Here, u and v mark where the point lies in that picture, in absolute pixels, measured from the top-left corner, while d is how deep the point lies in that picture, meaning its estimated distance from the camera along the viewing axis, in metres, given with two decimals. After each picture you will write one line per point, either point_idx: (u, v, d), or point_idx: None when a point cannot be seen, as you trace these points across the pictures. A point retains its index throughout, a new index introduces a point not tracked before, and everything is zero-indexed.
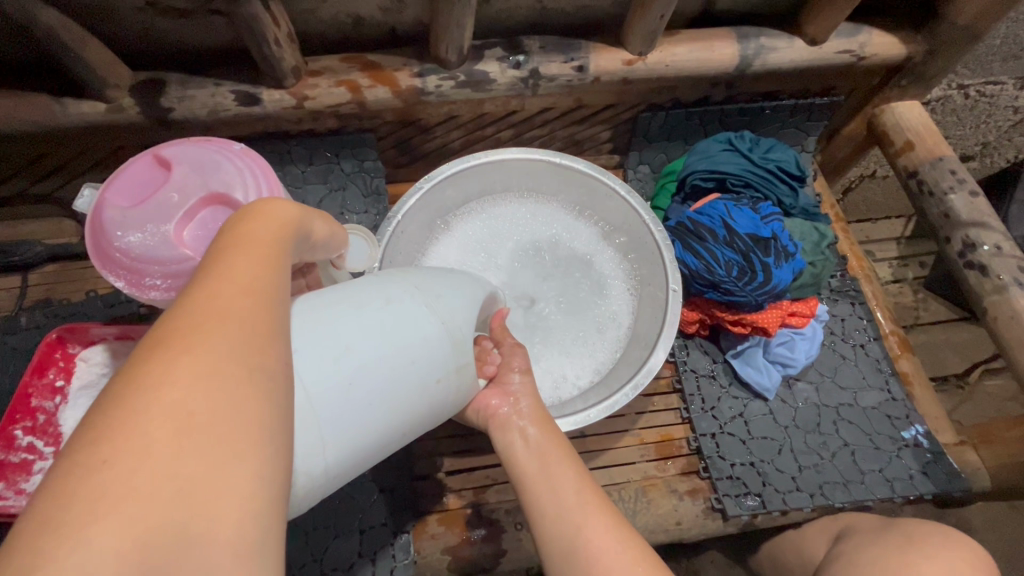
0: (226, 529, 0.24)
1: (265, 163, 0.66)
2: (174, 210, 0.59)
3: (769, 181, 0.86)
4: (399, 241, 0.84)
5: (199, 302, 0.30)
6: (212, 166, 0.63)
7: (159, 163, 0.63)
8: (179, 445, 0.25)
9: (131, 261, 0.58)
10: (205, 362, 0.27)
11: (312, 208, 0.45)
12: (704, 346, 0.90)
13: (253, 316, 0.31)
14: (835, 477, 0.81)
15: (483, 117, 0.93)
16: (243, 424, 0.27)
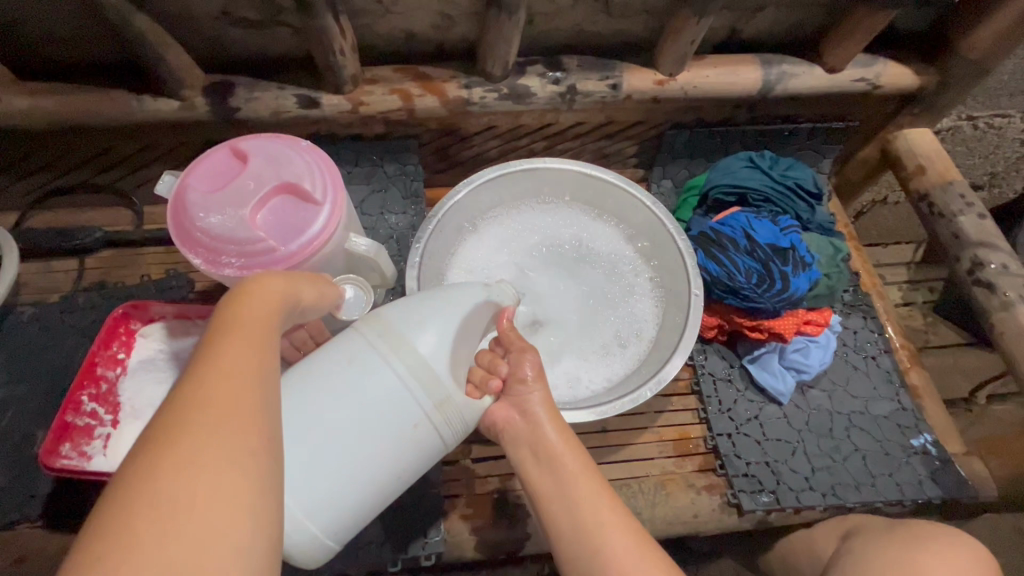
0: None
1: (328, 159, 0.72)
2: (251, 196, 0.66)
3: (788, 197, 0.92)
4: (439, 236, 0.90)
5: (199, 386, 0.35)
6: (283, 158, 0.69)
7: (236, 154, 0.69)
8: (173, 526, 0.30)
9: (211, 240, 0.64)
10: (193, 449, 0.32)
11: (298, 276, 0.50)
12: (722, 352, 0.95)
13: (241, 395, 0.36)
14: (846, 479, 0.85)
15: (519, 129, 1.00)
16: (237, 485, 0.32)
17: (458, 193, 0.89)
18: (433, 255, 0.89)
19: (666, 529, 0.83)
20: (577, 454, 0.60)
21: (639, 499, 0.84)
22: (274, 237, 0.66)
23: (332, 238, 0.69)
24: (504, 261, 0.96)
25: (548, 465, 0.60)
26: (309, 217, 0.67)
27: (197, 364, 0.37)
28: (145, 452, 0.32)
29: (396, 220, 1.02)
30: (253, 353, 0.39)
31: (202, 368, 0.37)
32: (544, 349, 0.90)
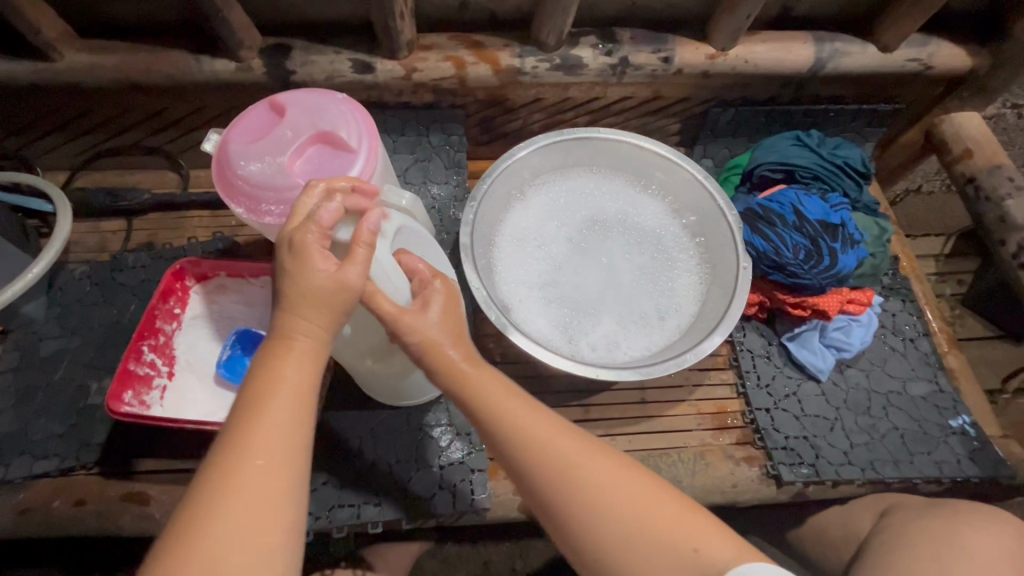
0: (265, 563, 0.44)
1: (365, 111, 0.72)
2: (289, 145, 0.66)
3: (836, 175, 0.91)
4: (489, 201, 0.93)
5: (242, 450, 0.46)
6: (320, 109, 0.70)
7: (274, 109, 0.71)
8: (229, 528, 0.44)
9: (252, 187, 0.65)
10: (243, 474, 0.45)
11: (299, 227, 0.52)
12: (761, 329, 0.95)
13: (271, 467, 0.46)
14: (884, 455, 0.85)
15: (566, 102, 1.00)
16: (270, 507, 0.45)
17: (509, 154, 0.92)
18: (482, 217, 0.91)
19: (704, 498, 0.84)
20: (522, 406, 0.57)
21: (678, 467, 0.85)
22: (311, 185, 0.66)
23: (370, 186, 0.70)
24: (547, 229, 0.98)
25: (564, 488, 0.54)
26: (346, 165, 0.68)
27: (243, 420, 0.47)
28: (209, 489, 0.45)
29: (437, 191, 1.03)
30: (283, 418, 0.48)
31: (246, 431, 0.47)
32: (580, 316, 0.92)
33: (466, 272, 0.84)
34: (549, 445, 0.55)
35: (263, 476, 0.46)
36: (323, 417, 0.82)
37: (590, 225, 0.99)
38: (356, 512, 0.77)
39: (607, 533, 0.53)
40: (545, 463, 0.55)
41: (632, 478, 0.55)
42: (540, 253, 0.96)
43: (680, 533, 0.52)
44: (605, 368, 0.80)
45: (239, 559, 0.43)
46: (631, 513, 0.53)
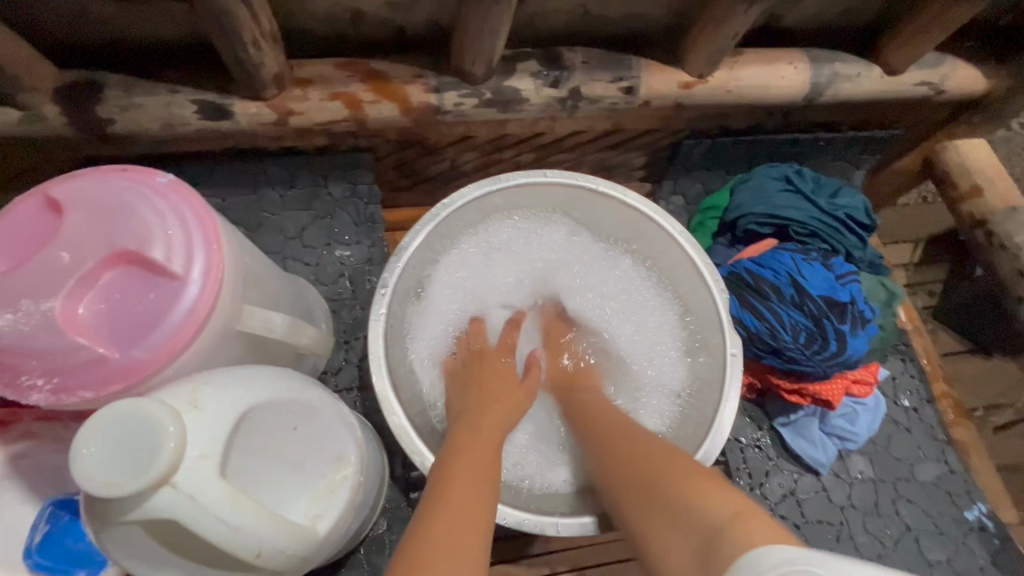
0: (470, 529, 0.43)
1: (202, 203, 0.47)
2: (61, 278, 0.42)
3: (838, 231, 0.74)
4: (406, 283, 0.70)
5: (461, 431, 0.57)
6: (121, 210, 0.45)
7: (51, 207, 0.45)
8: (457, 490, 0.47)
9: (2, 352, 0.41)
10: (461, 452, 0.53)
11: (133, 436, 0.33)
12: (749, 412, 0.79)
13: (488, 448, 0.54)
14: (900, 570, 0.73)
15: (503, 139, 0.78)
16: (480, 482, 0.49)
17: (421, 231, 0.68)
18: (399, 307, 0.69)
19: None
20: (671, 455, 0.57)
21: None
22: (104, 340, 0.42)
23: (210, 323, 0.46)
24: (502, 287, 0.81)
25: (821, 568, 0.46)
26: (166, 301, 0.44)
27: (462, 424, 0.58)
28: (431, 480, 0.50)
29: (346, 254, 0.80)
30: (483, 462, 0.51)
31: (467, 431, 0.57)
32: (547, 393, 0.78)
33: (378, 392, 0.62)
34: (612, 434, 0.58)
35: (461, 539, 0.42)
36: None
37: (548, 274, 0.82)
38: None
39: (649, 518, 0.46)
40: (612, 460, 0.55)
41: (676, 461, 0.49)
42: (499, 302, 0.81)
43: (682, 486, 0.45)
44: (567, 517, 0.60)
45: (471, 510, 0.45)
46: (658, 482, 0.48)
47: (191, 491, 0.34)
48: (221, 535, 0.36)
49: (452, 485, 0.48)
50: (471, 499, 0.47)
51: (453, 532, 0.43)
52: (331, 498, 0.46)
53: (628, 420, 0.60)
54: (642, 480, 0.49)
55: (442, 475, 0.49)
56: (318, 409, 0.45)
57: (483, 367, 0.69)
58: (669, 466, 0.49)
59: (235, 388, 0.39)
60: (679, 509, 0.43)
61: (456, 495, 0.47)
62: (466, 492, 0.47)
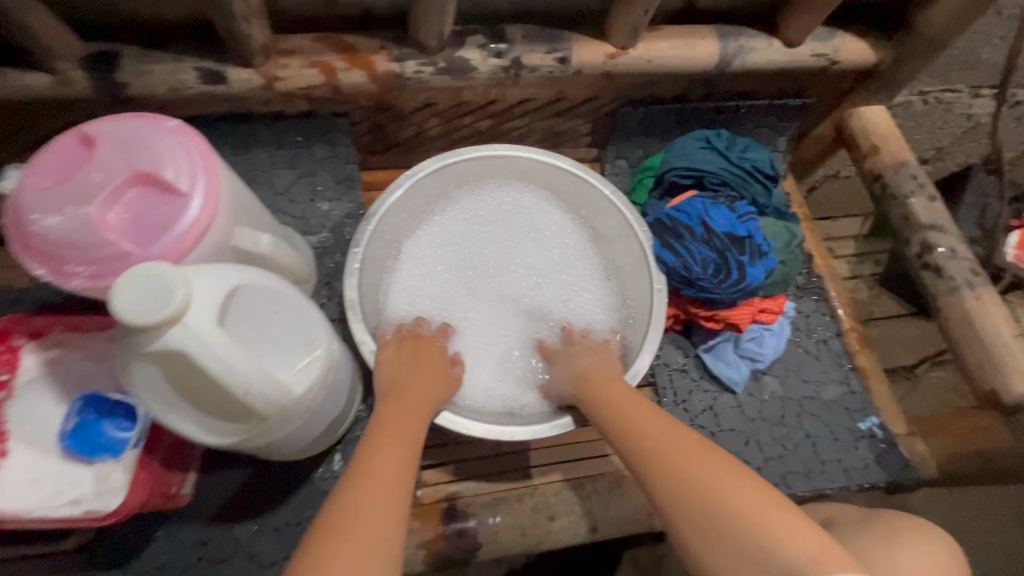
0: (368, 557, 0.47)
1: (203, 142, 0.61)
2: (96, 191, 0.55)
3: (745, 180, 0.88)
4: (377, 243, 0.82)
5: (376, 442, 0.59)
6: (140, 144, 0.58)
7: (85, 142, 0.58)
8: (359, 514, 0.50)
9: (51, 246, 0.54)
10: (371, 468, 0.55)
11: (152, 286, 0.45)
12: (677, 341, 0.92)
13: (398, 463, 0.57)
14: (798, 468, 0.85)
15: (462, 105, 0.91)
16: (385, 505, 0.52)
17: (389, 194, 0.80)
18: (370, 262, 0.80)
19: (619, 529, 0.80)
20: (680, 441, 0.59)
21: (593, 501, 0.79)
22: (127, 240, 0.55)
23: (210, 232, 0.59)
24: (454, 266, 0.90)
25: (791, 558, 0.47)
26: (176, 213, 0.57)
27: (377, 434, 0.61)
28: (337, 499, 0.52)
29: (328, 208, 0.93)
30: (404, 444, 0.60)
31: (379, 444, 0.59)
32: (500, 359, 0.86)
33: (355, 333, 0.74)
34: (637, 438, 0.61)
35: (379, 513, 0.50)
36: (196, 481, 0.74)
37: (499, 245, 0.92)
38: None
39: (719, 551, 0.48)
40: (648, 461, 0.58)
41: (723, 473, 0.52)
42: (452, 273, 0.89)
43: (749, 516, 0.47)
44: (519, 427, 0.73)
45: (371, 534, 0.49)
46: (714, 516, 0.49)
47: (197, 330, 0.47)
48: (219, 369, 0.48)
49: (373, 462, 0.56)
50: (371, 520, 0.49)
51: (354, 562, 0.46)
52: (305, 370, 0.59)
53: (652, 417, 0.62)
54: (687, 492, 0.52)
55: (366, 454, 0.58)
56: (295, 299, 0.58)
57: (418, 347, 0.75)
58: (713, 474, 0.52)
59: (227, 268, 0.52)
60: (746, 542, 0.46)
61: (359, 519, 0.49)
62: (387, 469, 0.56)
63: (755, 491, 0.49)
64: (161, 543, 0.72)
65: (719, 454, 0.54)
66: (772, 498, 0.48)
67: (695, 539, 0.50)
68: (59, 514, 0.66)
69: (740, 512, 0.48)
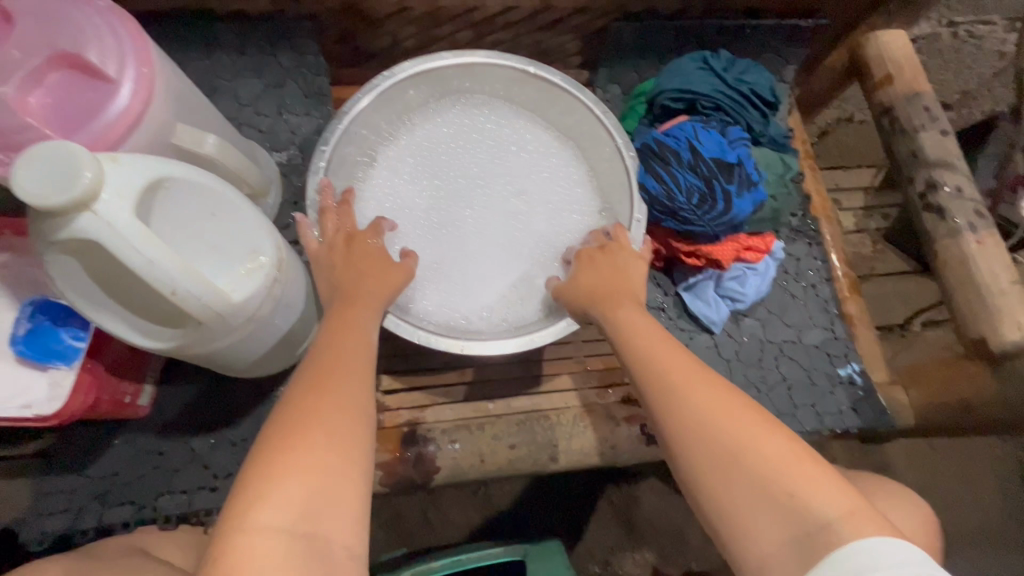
0: (337, 449, 0.45)
1: (134, 23, 0.55)
2: (14, 70, 0.50)
3: (740, 104, 0.82)
4: (348, 145, 0.78)
5: (337, 336, 0.56)
6: (63, 20, 0.53)
7: None
8: (324, 407, 0.47)
9: None
10: (331, 364, 0.52)
11: (58, 164, 0.42)
12: (657, 278, 0.88)
13: (359, 358, 0.54)
14: (769, 410, 0.83)
15: (439, 12, 0.84)
16: (349, 398, 0.49)
17: (361, 97, 0.76)
18: (337, 163, 0.76)
19: (580, 459, 0.79)
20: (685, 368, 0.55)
21: (555, 431, 0.79)
22: (49, 125, 0.51)
23: (143, 125, 0.54)
24: (423, 185, 0.85)
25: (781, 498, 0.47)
26: (103, 100, 0.52)
27: (335, 328, 0.57)
28: (298, 392, 0.49)
29: (296, 123, 0.87)
30: (364, 346, 0.56)
31: (339, 337, 0.55)
32: (465, 279, 0.81)
33: None
34: (643, 369, 0.56)
35: (342, 409, 0.48)
36: (154, 393, 0.73)
37: (477, 158, 0.87)
38: (192, 498, 0.71)
39: (736, 488, 0.46)
40: (668, 408, 0.52)
41: (762, 430, 0.48)
42: (424, 185, 0.85)
43: (788, 476, 0.45)
44: (474, 340, 0.71)
45: (338, 424, 0.47)
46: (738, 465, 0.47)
47: (111, 219, 0.44)
48: (138, 263, 0.45)
49: (336, 359, 0.53)
50: (336, 415, 0.47)
51: (321, 451, 0.44)
52: (247, 277, 0.56)
53: (679, 358, 0.55)
54: (720, 448, 0.48)
55: (326, 348, 0.54)
56: (233, 201, 0.54)
57: (349, 251, 0.65)
58: (751, 432, 0.48)
59: (151, 158, 0.48)
60: (780, 500, 0.44)
61: (324, 411, 0.47)
62: (347, 366, 0.52)
63: (793, 452, 0.47)
64: (117, 451, 0.72)
65: (755, 409, 0.50)
66: (814, 462, 0.46)
67: (709, 475, 0.48)
68: (8, 414, 0.63)
69: (776, 474, 0.45)
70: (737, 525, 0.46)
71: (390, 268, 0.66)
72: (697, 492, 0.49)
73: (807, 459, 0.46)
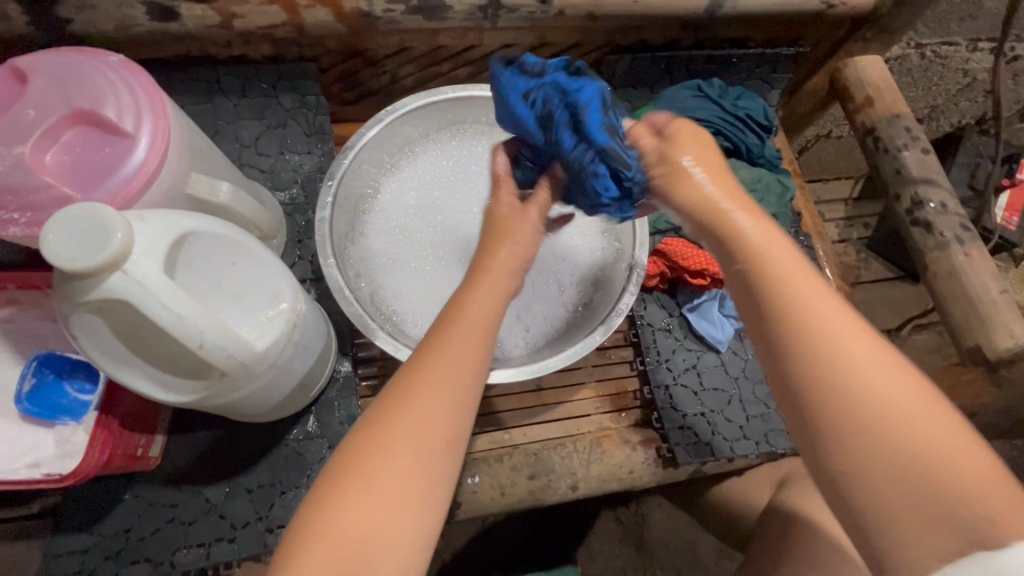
0: (402, 493, 0.43)
1: (148, 77, 0.55)
2: (30, 129, 0.50)
3: (738, 128, 0.86)
4: (353, 180, 0.79)
5: (446, 342, 0.50)
6: (78, 78, 0.53)
7: (17, 77, 0.54)
8: (405, 439, 0.45)
9: None
10: (418, 383, 0.47)
11: (86, 227, 0.42)
12: (661, 301, 0.89)
13: (456, 376, 0.48)
14: (779, 425, 0.85)
15: (438, 51, 0.86)
16: (431, 433, 0.46)
17: (367, 129, 0.78)
18: (344, 199, 0.78)
19: (600, 485, 0.80)
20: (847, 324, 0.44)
21: (573, 459, 0.79)
22: (65, 184, 0.51)
23: (160, 178, 0.54)
24: (430, 218, 0.84)
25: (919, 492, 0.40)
26: (120, 155, 0.52)
27: (442, 329, 0.51)
28: (388, 406, 0.46)
29: (299, 161, 0.87)
30: (470, 350, 0.50)
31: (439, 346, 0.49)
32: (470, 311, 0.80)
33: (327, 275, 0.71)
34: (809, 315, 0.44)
35: (418, 439, 0.45)
36: (164, 444, 0.72)
37: (477, 188, 0.86)
38: (209, 551, 0.69)
39: (887, 470, 0.40)
40: (806, 343, 0.43)
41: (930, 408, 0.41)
42: (428, 218, 0.84)
43: (939, 452, 0.39)
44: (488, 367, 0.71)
45: (412, 462, 0.44)
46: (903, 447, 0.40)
47: (140, 278, 0.43)
48: (167, 319, 0.45)
49: (433, 375, 0.48)
50: (415, 449, 0.45)
51: (392, 489, 0.43)
52: (269, 325, 0.55)
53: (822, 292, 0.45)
54: (862, 419, 0.41)
55: (428, 357, 0.49)
56: (253, 250, 0.54)
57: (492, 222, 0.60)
58: (906, 407, 0.41)
59: (175, 213, 0.48)
60: (936, 487, 0.39)
61: (407, 440, 0.45)
62: (446, 383, 0.47)
63: (951, 429, 0.40)
64: (128, 507, 0.70)
65: (934, 393, 0.42)
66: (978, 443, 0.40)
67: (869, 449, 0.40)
68: (17, 477, 0.59)
69: (923, 449, 0.39)
70: (864, 474, 0.40)
71: (495, 261, 0.57)
72: (824, 457, 0.42)
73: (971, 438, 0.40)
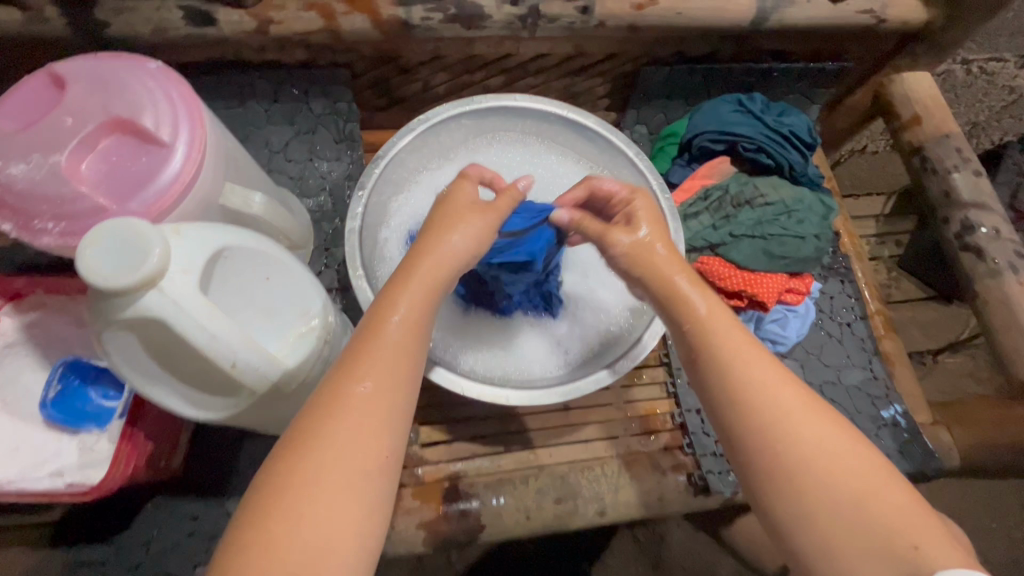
0: (330, 520, 0.38)
1: (185, 84, 0.54)
2: (68, 137, 0.49)
3: (781, 145, 0.84)
4: (384, 189, 0.78)
5: (374, 345, 0.44)
6: (116, 85, 0.52)
7: (57, 83, 0.53)
8: (328, 460, 0.39)
9: (16, 197, 0.48)
10: (348, 394, 0.42)
11: (123, 244, 0.40)
12: None
13: (384, 382, 0.43)
14: None
15: (473, 59, 0.84)
16: (360, 450, 0.40)
17: (400, 138, 0.76)
18: (374, 210, 0.76)
19: (628, 513, 0.76)
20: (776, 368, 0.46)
21: (601, 483, 0.76)
22: (100, 193, 0.50)
23: (195, 189, 0.53)
24: None
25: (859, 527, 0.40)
26: (156, 164, 0.51)
27: (369, 331, 0.45)
28: (307, 423, 0.41)
29: (328, 168, 0.86)
30: (403, 353, 0.44)
31: (367, 350, 0.44)
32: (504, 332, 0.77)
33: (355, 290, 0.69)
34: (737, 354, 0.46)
35: (339, 459, 0.39)
36: (186, 454, 0.70)
37: None
38: None
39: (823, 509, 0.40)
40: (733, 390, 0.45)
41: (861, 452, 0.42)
42: None
43: (879, 496, 0.40)
44: (517, 390, 0.69)
45: (335, 486, 0.39)
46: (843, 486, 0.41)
47: (175, 294, 0.42)
48: (200, 337, 0.43)
49: (358, 384, 0.42)
50: (338, 470, 0.39)
51: (315, 517, 0.37)
52: (300, 341, 0.54)
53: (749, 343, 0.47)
54: (795, 458, 0.42)
55: (354, 362, 0.43)
56: (287, 265, 0.52)
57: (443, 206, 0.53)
58: (840, 448, 0.42)
59: (212, 226, 0.46)
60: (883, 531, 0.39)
61: (326, 463, 0.39)
62: (373, 394, 0.42)
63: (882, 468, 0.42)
64: (148, 517, 0.69)
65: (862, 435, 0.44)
66: (896, 477, 0.41)
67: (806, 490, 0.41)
68: (39, 487, 0.58)
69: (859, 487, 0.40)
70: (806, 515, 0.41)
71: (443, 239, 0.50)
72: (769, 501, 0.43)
73: (895, 479, 0.41)
